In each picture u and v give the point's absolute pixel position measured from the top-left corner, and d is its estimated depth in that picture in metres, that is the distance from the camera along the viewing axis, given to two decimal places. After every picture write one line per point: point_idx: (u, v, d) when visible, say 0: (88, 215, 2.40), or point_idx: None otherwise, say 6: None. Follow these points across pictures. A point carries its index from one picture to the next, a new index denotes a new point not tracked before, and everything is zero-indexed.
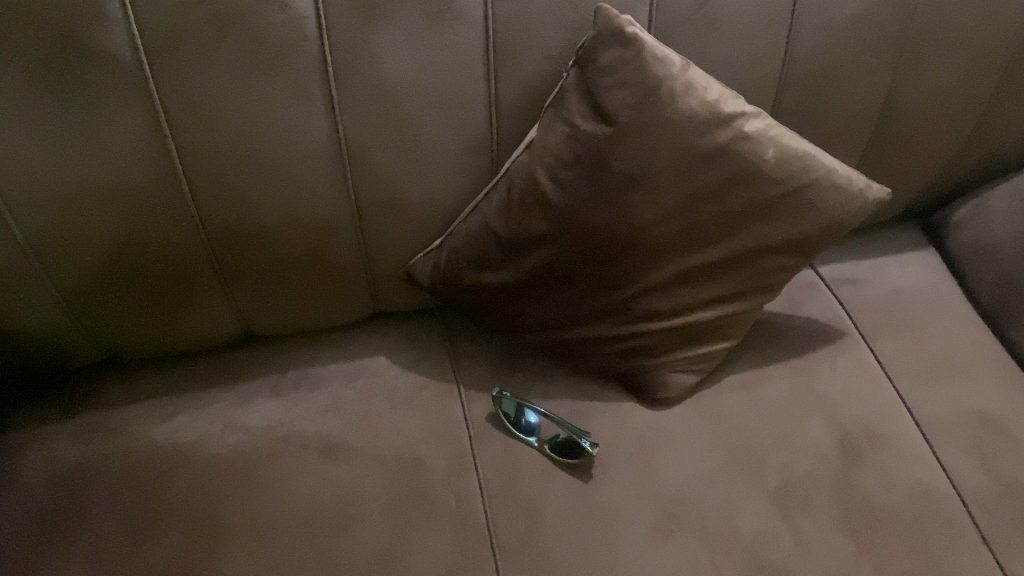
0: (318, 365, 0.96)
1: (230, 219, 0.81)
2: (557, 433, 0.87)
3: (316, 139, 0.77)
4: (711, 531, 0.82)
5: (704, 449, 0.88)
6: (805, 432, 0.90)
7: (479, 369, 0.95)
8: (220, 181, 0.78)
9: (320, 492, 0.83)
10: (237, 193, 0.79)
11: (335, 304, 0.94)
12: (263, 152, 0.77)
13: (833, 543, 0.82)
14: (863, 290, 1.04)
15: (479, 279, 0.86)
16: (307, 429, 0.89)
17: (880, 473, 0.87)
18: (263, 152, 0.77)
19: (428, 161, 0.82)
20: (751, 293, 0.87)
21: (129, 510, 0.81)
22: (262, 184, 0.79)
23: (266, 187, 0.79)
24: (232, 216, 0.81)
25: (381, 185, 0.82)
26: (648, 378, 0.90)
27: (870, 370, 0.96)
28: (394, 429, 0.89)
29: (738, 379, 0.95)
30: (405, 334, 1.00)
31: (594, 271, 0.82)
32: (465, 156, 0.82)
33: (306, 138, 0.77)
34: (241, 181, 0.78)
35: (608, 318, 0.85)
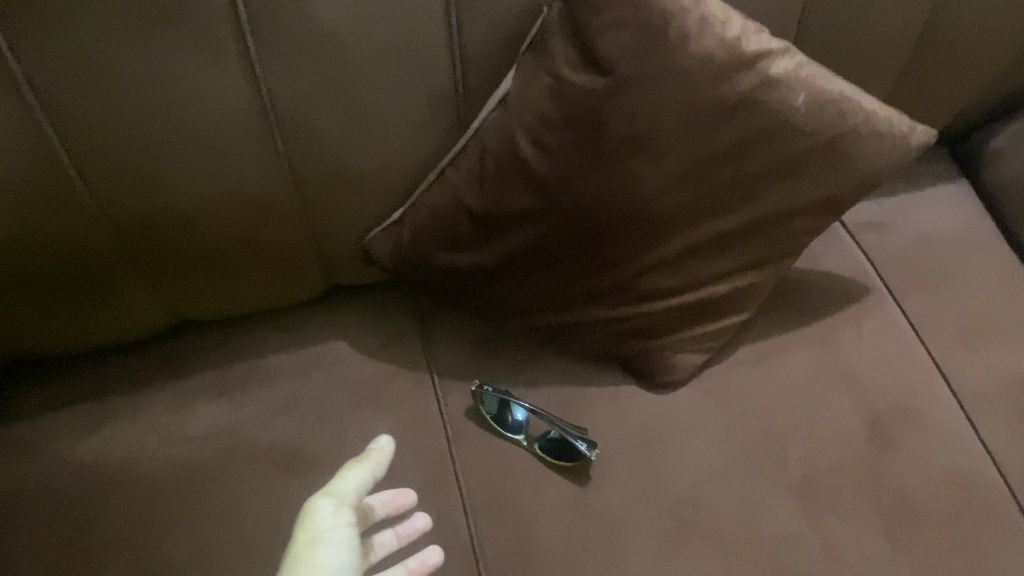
0: (267, 355, 0.82)
1: (140, 204, 0.66)
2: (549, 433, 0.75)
3: (236, 106, 0.62)
4: (729, 538, 0.72)
5: (717, 440, 0.77)
6: (830, 413, 0.79)
7: (456, 353, 0.83)
8: (122, 162, 0.63)
9: (278, 515, 0.72)
10: (145, 173, 0.64)
11: (284, 286, 0.80)
12: (171, 125, 0.61)
13: (865, 544, 0.72)
14: (890, 236, 0.91)
15: (451, 260, 0.72)
16: (257, 437, 0.77)
17: (915, 458, 0.77)
18: (174, 125, 0.61)
19: (383, 122, 0.66)
20: (770, 260, 0.74)
21: (58, 544, 0.70)
22: (177, 163, 0.64)
23: (183, 167, 0.65)
24: (143, 200, 0.66)
25: (326, 154, 0.67)
26: (651, 360, 0.78)
27: (900, 333, 0.84)
28: (359, 431, 0.77)
29: (753, 352, 0.83)
30: (367, 310, 0.86)
31: (589, 249, 0.68)
32: (426, 114, 0.67)
33: (224, 105, 0.61)
34: (150, 161, 0.63)
35: (605, 300, 0.72)
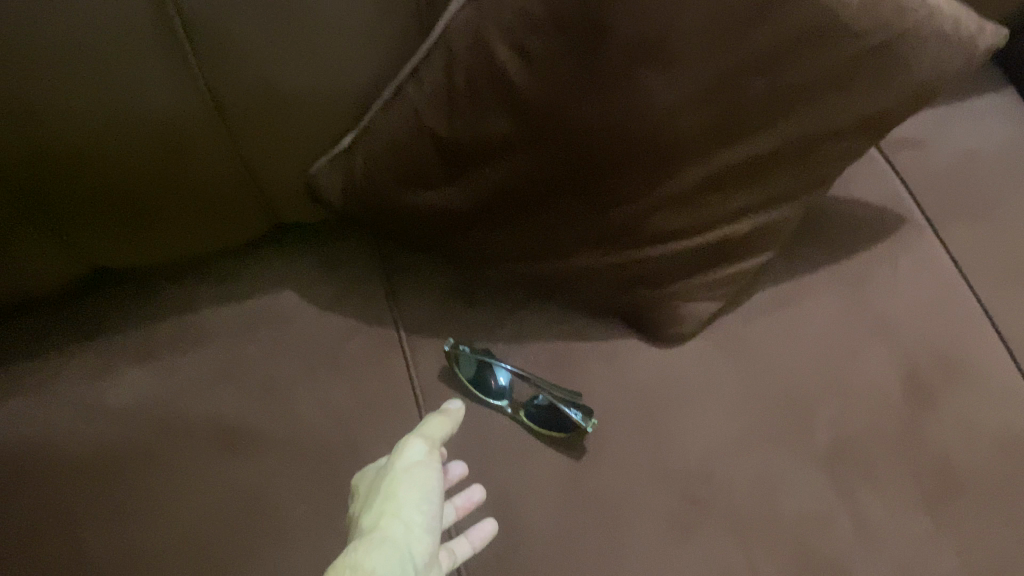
0: (204, 309, 0.71)
1: (25, 143, 0.52)
2: (536, 398, 0.65)
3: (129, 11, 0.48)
4: (743, 516, 0.63)
5: (728, 402, 0.67)
6: (860, 368, 0.69)
7: (427, 305, 0.71)
8: None
9: (222, 502, 0.62)
10: (25, 103, 0.50)
11: (220, 229, 0.67)
12: (46, 40, 0.47)
13: (901, 520, 0.63)
14: (927, 155, 0.79)
15: (417, 199, 0.60)
16: (195, 411, 0.66)
17: (959, 420, 0.67)
18: (46, 39, 0.47)
19: (321, 29, 0.52)
20: (800, 193, 0.62)
21: None
22: (59, 89, 0.50)
23: (66, 94, 0.50)
24: (28, 138, 0.52)
25: (253, 70, 0.53)
26: (655, 311, 0.67)
27: (941, 272, 0.73)
28: (315, 401, 0.66)
29: (771, 297, 0.72)
30: (320, 252, 0.74)
31: (582, 186, 0.57)
32: (376, 16, 0.53)
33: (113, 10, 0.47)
34: (22, 87, 0.49)
35: (602, 244, 0.62)
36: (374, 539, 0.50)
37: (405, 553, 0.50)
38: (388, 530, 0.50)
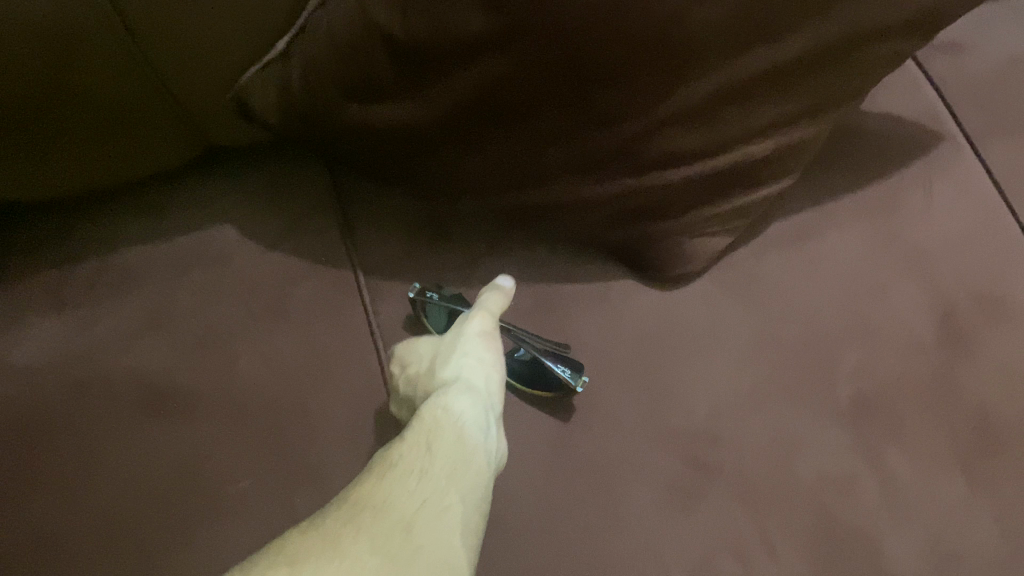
0: (127, 247, 0.61)
1: None
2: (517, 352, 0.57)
3: None
4: (754, 482, 0.55)
5: (737, 351, 0.59)
6: (889, 309, 0.60)
7: (390, 241, 0.61)
8: None
9: (152, 476, 0.54)
10: None
11: (136, 149, 0.57)
12: None
13: (934, 483, 0.55)
14: (966, 62, 0.68)
15: (369, 116, 0.50)
16: (120, 370, 0.57)
17: (1001, 367, 0.58)
18: None
19: None
20: (832, 105, 0.52)
21: None
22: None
23: None
24: None
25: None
26: (656, 248, 0.58)
27: (982, 197, 0.63)
28: (260, 357, 0.57)
29: (787, 230, 0.62)
30: (264, 180, 0.63)
31: (571, 100, 0.46)
32: None
33: None
34: None
35: (595, 171, 0.52)
36: (460, 383, 0.48)
37: (489, 399, 0.49)
38: (473, 378, 0.49)
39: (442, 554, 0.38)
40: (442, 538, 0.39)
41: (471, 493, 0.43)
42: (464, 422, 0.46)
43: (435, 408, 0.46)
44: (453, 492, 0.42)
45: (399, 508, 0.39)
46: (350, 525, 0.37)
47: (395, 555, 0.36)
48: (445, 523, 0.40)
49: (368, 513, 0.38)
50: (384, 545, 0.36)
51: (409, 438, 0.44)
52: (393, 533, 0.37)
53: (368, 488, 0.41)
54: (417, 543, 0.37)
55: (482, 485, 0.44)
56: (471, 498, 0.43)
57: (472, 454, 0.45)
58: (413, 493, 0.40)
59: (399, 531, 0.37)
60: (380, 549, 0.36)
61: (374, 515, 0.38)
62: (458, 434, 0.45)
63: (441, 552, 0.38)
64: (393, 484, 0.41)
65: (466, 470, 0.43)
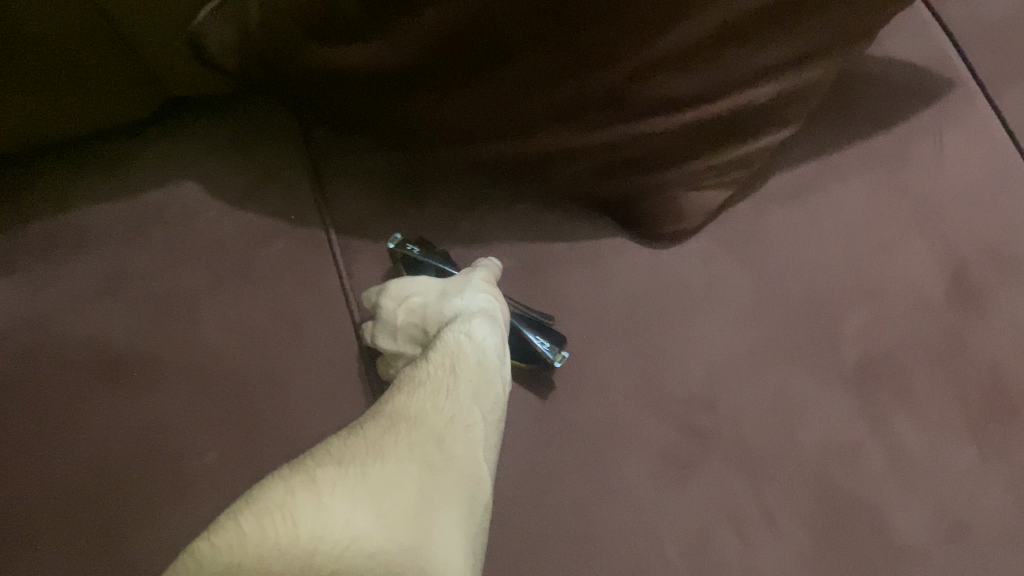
0: (81, 205, 0.56)
1: None
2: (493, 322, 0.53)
3: None
4: (754, 451, 0.52)
5: (736, 312, 0.55)
6: (896, 267, 0.56)
7: (364, 198, 0.57)
8: None
9: (110, 450, 0.50)
10: None
11: (86, 99, 0.52)
12: None
13: (943, 450, 0.52)
14: (979, 3, 0.64)
15: (334, 58, 0.45)
16: (74, 337, 0.53)
17: (1014, 327, 0.55)
18: None
19: None
20: (839, 46, 0.48)
21: None
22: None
23: None
24: None
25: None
26: (649, 203, 0.54)
27: (995, 147, 0.59)
28: (226, 322, 0.54)
29: (787, 183, 0.58)
30: (228, 132, 0.59)
31: (555, 37, 0.42)
32: None
33: None
34: None
35: (583, 118, 0.48)
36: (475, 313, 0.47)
37: (503, 332, 0.48)
38: (490, 308, 0.47)
39: (473, 468, 0.37)
40: (471, 455, 0.37)
41: (492, 416, 0.42)
42: (485, 348, 0.44)
43: (458, 334, 0.44)
44: (478, 411, 0.40)
45: (431, 420, 0.37)
46: (388, 432, 0.35)
47: (434, 463, 0.34)
48: (473, 438, 0.38)
49: (404, 422, 0.36)
50: (424, 452, 0.35)
51: (434, 359, 0.42)
52: (430, 444, 0.35)
53: (397, 401, 0.39)
54: (451, 455, 0.36)
55: (500, 410, 0.43)
56: (491, 421, 0.42)
57: (493, 379, 0.43)
58: (443, 407, 0.39)
59: (434, 442, 0.36)
60: (420, 456, 0.34)
61: (410, 424, 0.36)
62: (481, 359, 0.44)
63: (471, 469, 0.37)
64: (424, 398, 0.39)
65: (487, 394, 0.42)
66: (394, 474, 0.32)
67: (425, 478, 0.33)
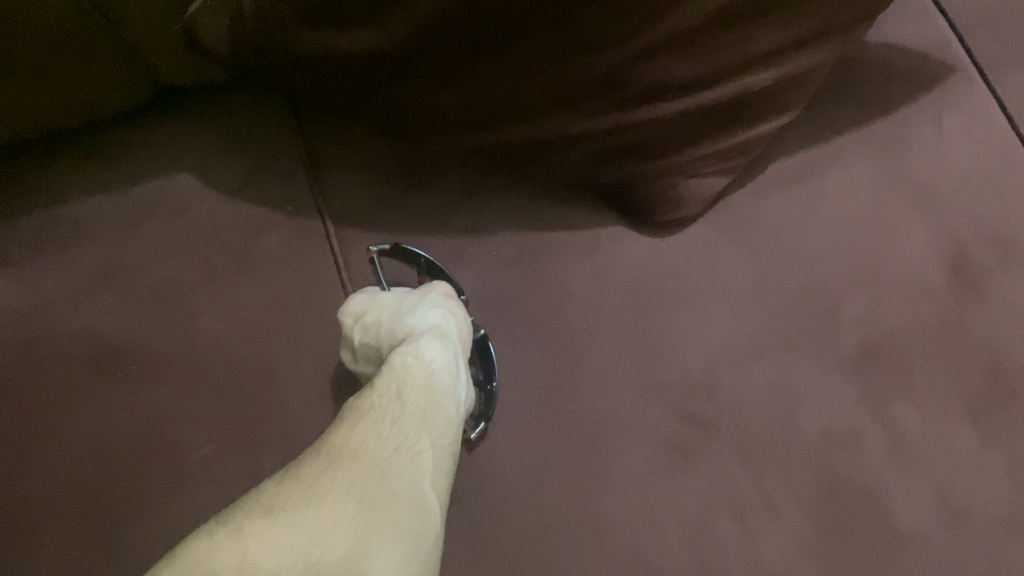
0: (74, 198, 0.56)
1: None
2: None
3: None
4: (754, 437, 0.52)
5: (735, 300, 0.55)
6: (896, 253, 0.56)
7: (360, 187, 0.57)
8: None
9: (109, 442, 0.51)
10: None
11: (78, 91, 0.52)
12: None
13: (943, 435, 0.52)
14: None
15: (328, 44, 0.45)
16: (71, 331, 0.53)
17: (1013, 311, 0.55)
18: None
19: None
20: (840, 28, 0.48)
21: None
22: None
23: None
24: None
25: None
26: (648, 189, 0.53)
27: (995, 132, 0.59)
28: (223, 314, 0.53)
29: (787, 169, 0.58)
30: (220, 122, 0.58)
31: (555, 22, 0.41)
32: None
33: None
34: None
35: (581, 103, 0.47)
36: (427, 331, 0.45)
37: (459, 348, 0.45)
38: (442, 325, 0.45)
39: (418, 498, 0.36)
40: (416, 483, 0.36)
41: (441, 439, 0.40)
42: (435, 368, 0.42)
43: (405, 355, 0.42)
44: (426, 435, 0.39)
45: (372, 453, 0.36)
46: (324, 472, 0.35)
47: (371, 500, 0.34)
48: (420, 468, 0.37)
49: (342, 459, 0.36)
50: (362, 489, 0.34)
51: (377, 385, 0.40)
52: (368, 480, 0.35)
53: (339, 436, 0.38)
54: (393, 488, 0.35)
55: (452, 432, 0.41)
56: (442, 445, 0.40)
57: (443, 401, 0.41)
58: (386, 438, 0.37)
59: (374, 476, 0.35)
60: (358, 494, 0.34)
61: (349, 461, 0.36)
62: (429, 380, 0.41)
63: (416, 496, 0.36)
64: (367, 431, 0.37)
65: (436, 415, 0.40)
66: (326, 519, 0.32)
67: (358, 518, 0.33)
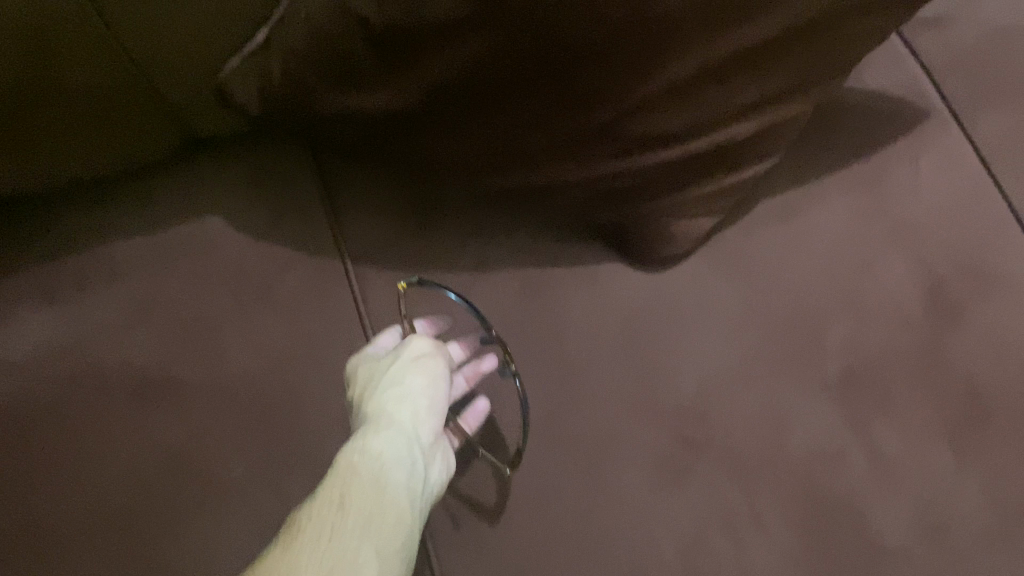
0: (112, 239, 0.61)
1: None
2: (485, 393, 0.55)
3: None
4: (742, 457, 0.56)
5: (724, 329, 0.59)
6: (876, 284, 0.60)
7: (376, 227, 0.61)
8: None
9: (147, 465, 0.55)
10: None
11: (120, 144, 0.57)
12: None
13: (921, 454, 0.56)
14: (953, 33, 0.68)
15: (349, 102, 0.50)
16: (110, 362, 0.57)
17: (986, 338, 0.59)
18: None
19: None
20: (816, 82, 0.52)
21: None
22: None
23: None
24: None
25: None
26: (642, 228, 0.58)
27: (968, 170, 0.63)
28: (250, 345, 0.58)
29: (774, 207, 0.62)
30: (248, 168, 0.63)
31: (552, 81, 0.46)
32: None
33: None
34: None
35: (577, 153, 0.52)
36: (379, 425, 0.47)
37: (413, 436, 0.47)
38: (395, 415, 0.48)
39: None
40: None
41: (390, 539, 0.40)
42: (383, 462, 0.44)
43: (351, 455, 0.44)
44: (369, 543, 0.39)
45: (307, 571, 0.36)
46: None
47: None
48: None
49: None
50: None
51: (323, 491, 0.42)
52: None
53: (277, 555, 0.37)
54: None
55: (405, 530, 0.42)
56: (392, 546, 0.40)
57: (393, 496, 0.43)
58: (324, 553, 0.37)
59: None
60: None
61: None
62: (376, 478, 0.43)
63: None
64: (304, 546, 0.38)
65: (384, 518, 0.41)
66: None
67: None
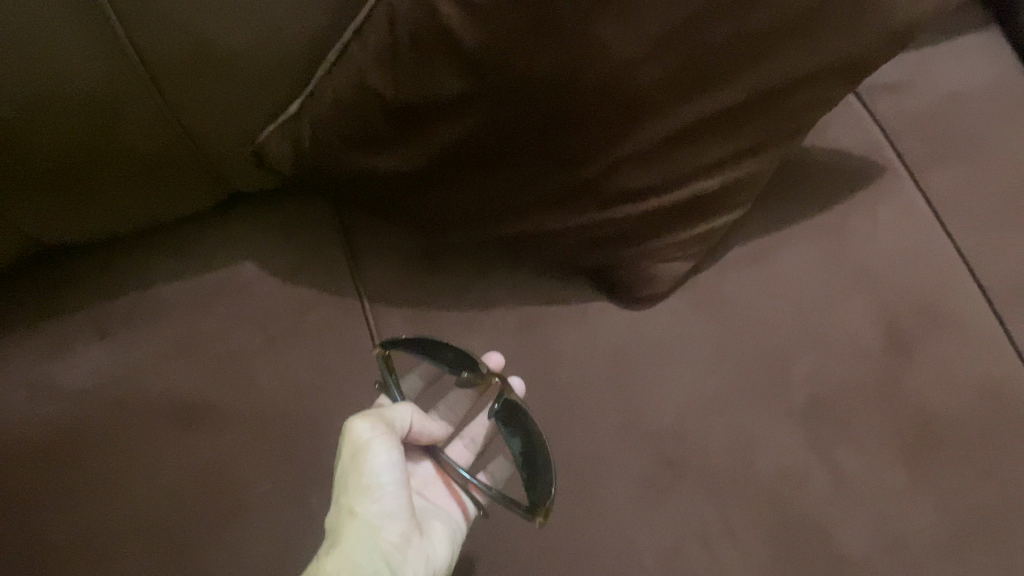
0: (158, 281, 0.69)
1: None
2: (508, 440, 0.57)
3: None
4: (718, 476, 0.62)
5: (702, 361, 0.66)
6: (839, 321, 0.67)
7: (391, 271, 0.69)
8: None
9: (184, 481, 0.62)
10: None
11: (171, 200, 0.65)
12: None
13: (880, 475, 0.62)
14: (909, 98, 0.75)
15: (368, 162, 0.58)
16: (153, 390, 0.65)
17: (940, 371, 0.65)
18: None
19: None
20: (777, 144, 0.60)
21: None
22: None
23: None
24: None
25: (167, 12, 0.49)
26: (627, 270, 0.65)
27: (921, 221, 0.70)
28: (278, 376, 0.65)
29: (747, 252, 0.69)
30: (278, 220, 0.71)
31: (542, 144, 0.54)
32: None
33: None
34: None
35: (566, 205, 0.59)
36: (339, 549, 0.51)
37: (374, 550, 0.51)
38: (354, 536, 0.51)
39: None
40: None
41: None
42: None
43: None
44: None
45: None
46: None
47: None
48: None
49: None
50: None
51: None
52: None
53: None
54: None
55: None
56: None
57: None
58: None
59: None
60: None
61: None
62: None
63: None
64: None
65: None
66: None
67: None
